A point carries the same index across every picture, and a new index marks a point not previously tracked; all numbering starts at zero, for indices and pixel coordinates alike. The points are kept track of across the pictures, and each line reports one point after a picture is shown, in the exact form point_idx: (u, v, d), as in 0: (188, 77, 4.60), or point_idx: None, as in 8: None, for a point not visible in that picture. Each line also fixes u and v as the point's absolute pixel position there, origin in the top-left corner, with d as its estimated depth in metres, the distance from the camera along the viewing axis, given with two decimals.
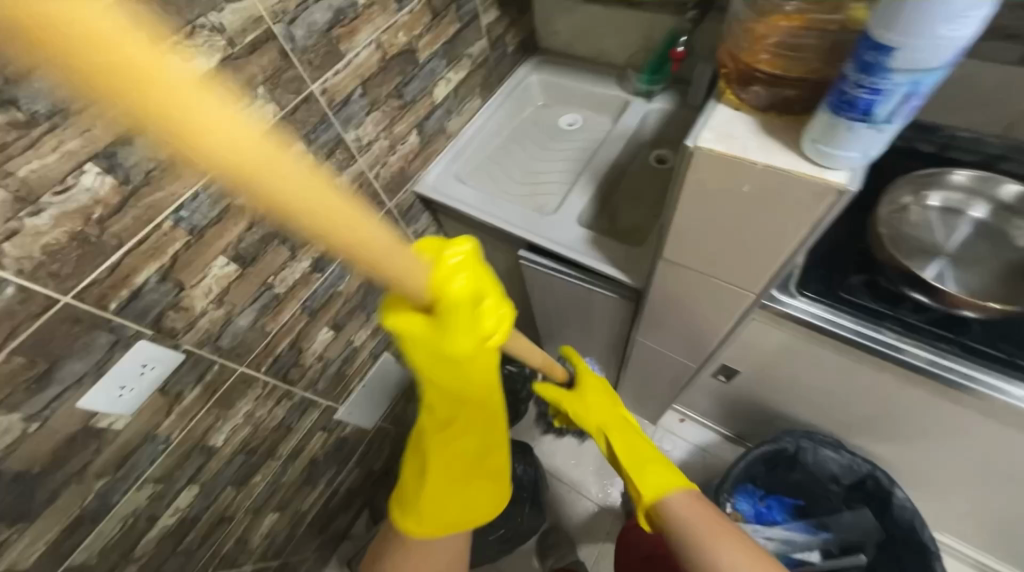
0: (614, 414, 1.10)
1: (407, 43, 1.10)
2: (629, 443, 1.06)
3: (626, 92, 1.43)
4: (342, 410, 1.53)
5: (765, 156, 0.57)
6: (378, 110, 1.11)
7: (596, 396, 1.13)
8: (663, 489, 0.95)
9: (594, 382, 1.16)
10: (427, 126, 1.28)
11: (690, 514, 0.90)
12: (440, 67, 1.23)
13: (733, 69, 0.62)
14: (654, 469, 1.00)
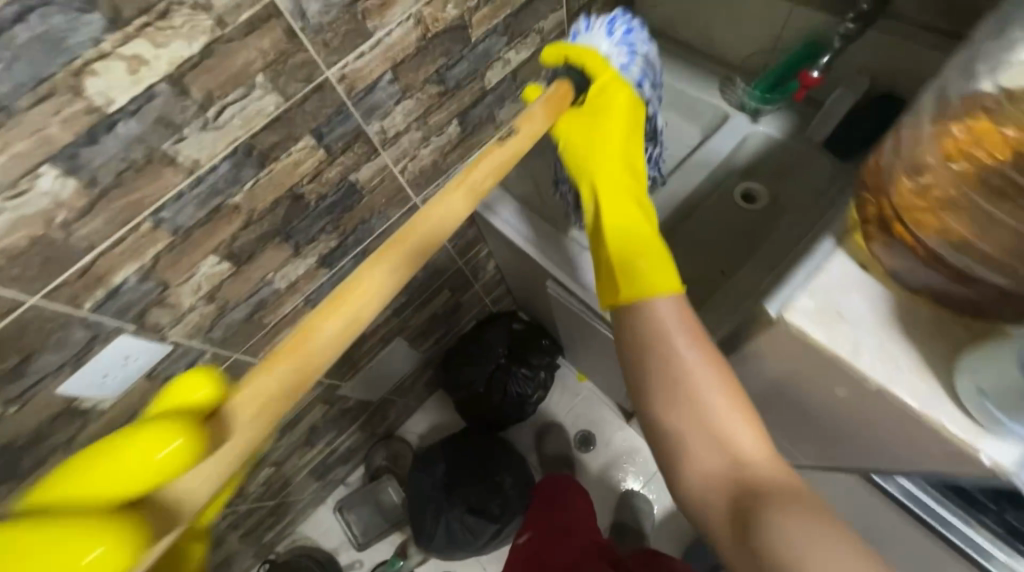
0: (618, 143, 0.88)
1: (458, 18, 0.88)
2: (622, 234, 0.84)
3: (728, 102, 1.12)
4: (347, 386, 1.53)
5: (875, 371, 0.57)
6: (412, 97, 0.93)
7: (615, 180, 0.89)
8: (638, 295, 0.77)
9: (603, 129, 0.87)
10: (472, 115, 1.09)
11: (668, 321, 0.74)
12: (499, 45, 1.00)
13: (883, 214, 0.58)
14: (644, 259, 0.80)
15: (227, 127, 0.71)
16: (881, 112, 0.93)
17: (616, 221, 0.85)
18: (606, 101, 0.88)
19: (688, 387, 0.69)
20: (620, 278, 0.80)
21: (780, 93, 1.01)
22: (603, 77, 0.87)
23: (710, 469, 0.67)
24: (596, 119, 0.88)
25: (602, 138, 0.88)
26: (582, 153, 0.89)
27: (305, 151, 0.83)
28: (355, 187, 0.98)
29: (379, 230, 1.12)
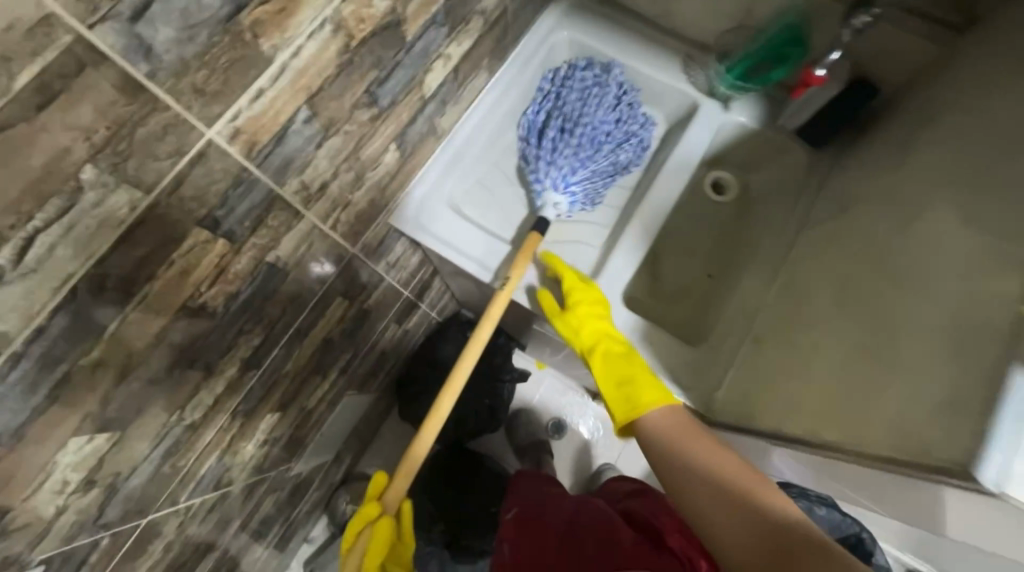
0: (594, 305, 0.84)
1: (389, 13, 0.61)
2: (615, 371, 0.81)
3: (696, 85, 1.00)
4: (298, 464, 1.26)
5: None
6: (336, 133, 0.65)
7: (593, 301, 0.84)
8: (635, 411, 0.76)
9: (578, 295, 0.84)
10: (411, 133, 0.83)
11: (674, 428, 0.73)
12: (439, 39, 0.74)
13: None
14: (634, 384, 0.79)
15: (47, 266, 0.41)
16: (860, 105, 0.88)
17: (606, 378, 0.81)
18: (586, 290, 0.86)
19: (694, 458, 0.68)
20: (619, 399, 0.79)
21: (759, 80, 0.93)
22: (574, 281, 0.87)
23: (716, 512, 0.63)
24: (578, 308, 0.83)
25: (580, 311, 0.83)
26: (572, 313, 0.83)
27: (196, 251, 0.54)
28: (276, 265, 0.69)
29: (312, 301, 0.85)
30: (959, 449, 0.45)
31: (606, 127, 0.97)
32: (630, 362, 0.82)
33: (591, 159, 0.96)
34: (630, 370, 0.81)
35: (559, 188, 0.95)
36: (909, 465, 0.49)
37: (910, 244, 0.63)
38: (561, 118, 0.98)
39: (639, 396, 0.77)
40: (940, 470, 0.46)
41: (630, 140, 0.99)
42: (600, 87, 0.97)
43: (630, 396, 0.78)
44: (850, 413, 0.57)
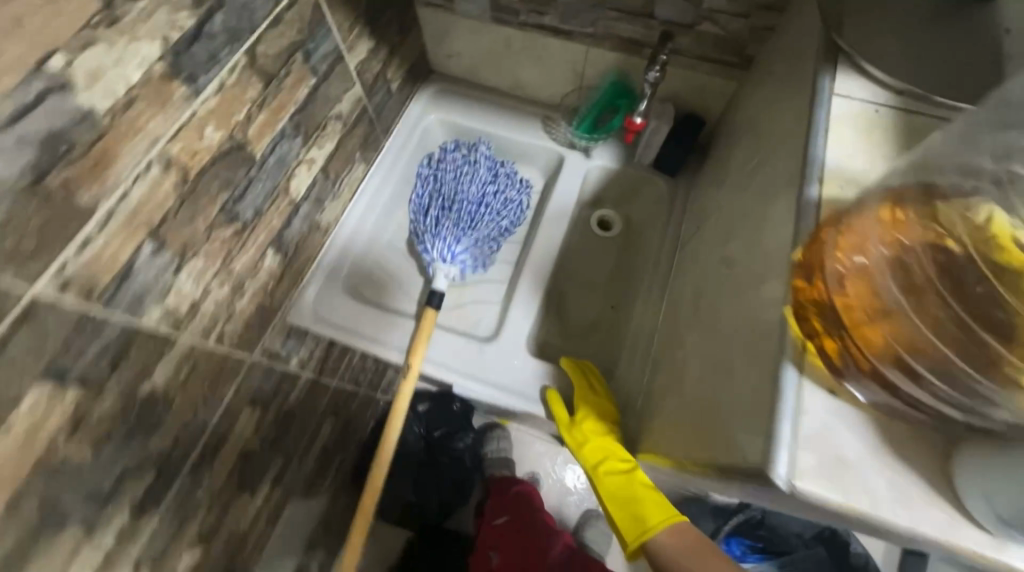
0: (603, 419, 0.88)
1: (228, 141, 0.66)
2: (622, 496, 0.81)
3: (558, 141, 1.10)
4: None
5: (921, 518, 0.36)
6: (196, 255, 0.67)
7: (600, 413, 0.88)
8: (642, 531, 0.76)
9: (587, 406, 0.88)
10: (289, 234, 0.86)
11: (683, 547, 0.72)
12: (295, 149, 0.80)
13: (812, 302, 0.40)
14: (640, 504, 0.79)
15: None
16: (692, 133, 0.99)
17: (609, 492, 0.82)
18: (595, 396, 0.90)
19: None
20: (624, 517, 0.79)
21: (603, 129, 1.03)
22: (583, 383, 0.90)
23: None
24: (589, 422, 0.86)
25: (587, 422, 0.86)
26: (581, 421, 0.86)
27: (42, 406, 0.52)
28: (156, 396, 0.67)
29: (213, 419, 0.81)
30: (753, 452, 0.40)
31: (482, 198, 1.05)
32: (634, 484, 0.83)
33: (473, 229, 1.01)
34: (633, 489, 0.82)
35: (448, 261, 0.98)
36: (732, 473, 0.43)
37: (732, 238, 0.65)
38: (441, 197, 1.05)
39: (645, 516, 0.78)
40: (748, 475, 0.40)
41: (507, 203, 1.06)
42: (470, 169, 1.08)
43: (635, 513, 0.79)
44: (704, 429, 0.52)
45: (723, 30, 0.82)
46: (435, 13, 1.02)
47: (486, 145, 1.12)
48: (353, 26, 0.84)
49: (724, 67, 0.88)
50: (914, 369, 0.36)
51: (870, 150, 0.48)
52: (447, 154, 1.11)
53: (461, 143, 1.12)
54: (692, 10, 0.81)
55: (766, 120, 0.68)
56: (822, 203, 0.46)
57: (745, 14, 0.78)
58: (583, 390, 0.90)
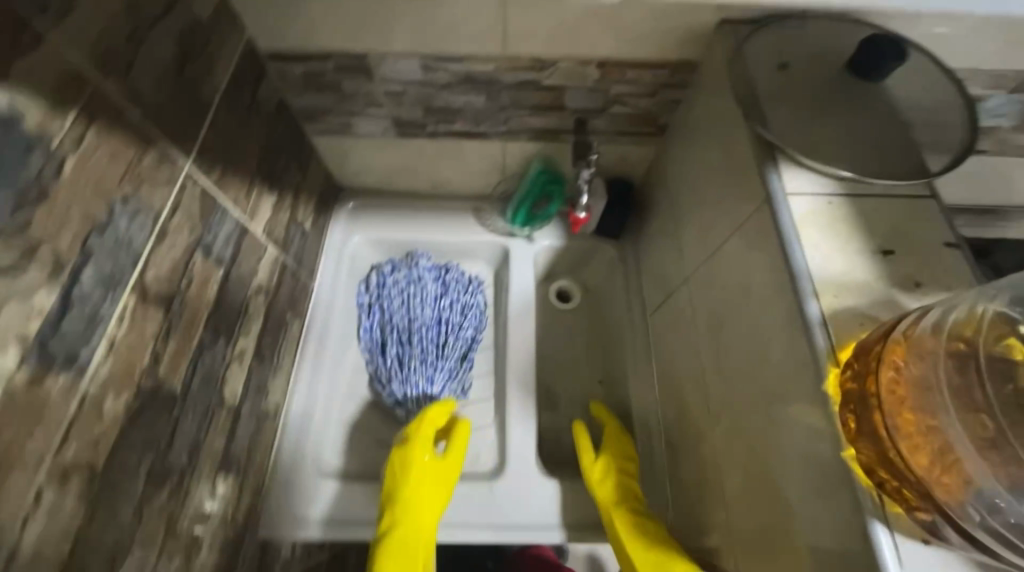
0: (627, 462, 0.85)
1: (137, 396, 0.52)
2: (644, 536, 0.75)
3: (497, 232, 1.06)
4: None
5: None
6: (130, 548, 0.52)
7: (625, 451, 0.86)
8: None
9: (609, 445, 0.86)
10: (237, 443, 0.72)
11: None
12: (220, 353, 0.67)
13: (873, 455, 0.39)
14: (662, 546, 0.73)
15: None
16: (626, 197, 1.00)
17: (630, 531, 0.75)
18: (620, 436, 0.89)
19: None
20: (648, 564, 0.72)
21: (542, 216, 1.00)
22: (614, 426, 0.90)
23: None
24: (611, 459, 0.84)
25: (609, 452, 0.85)
26: (604, 454, 0.85)
27: None
28: None
29: None
30: None
31: (440, 319, 0.98)
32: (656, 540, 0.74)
33: (441, 355, 0.93)
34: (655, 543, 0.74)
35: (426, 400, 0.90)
36: None
37: (721, 327, 0.64)
38: (396, 331, 0.97)
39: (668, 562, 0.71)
40: None
41: (467, 313, 1.00)
42: (416, 289, 1.00)
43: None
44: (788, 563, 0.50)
45: (633, 108, 0.83)
46: (332, 139, 0.94)
47: (425, 257, 1.05)
48: (251, 191, 0.73)
49: (641, 138, 0.90)
50: (998, 529, 0.34)
51: (851, 248, 0.49)
52: (387, 277, 1.02)
53: (398, 262, 1.04)
54: (600, 96, 0.81)
55: (712, 202, 0.69)
56: (827, 319, 0.45)
57: (652, 93, 0.80)
58: (612, 430, 0.90)
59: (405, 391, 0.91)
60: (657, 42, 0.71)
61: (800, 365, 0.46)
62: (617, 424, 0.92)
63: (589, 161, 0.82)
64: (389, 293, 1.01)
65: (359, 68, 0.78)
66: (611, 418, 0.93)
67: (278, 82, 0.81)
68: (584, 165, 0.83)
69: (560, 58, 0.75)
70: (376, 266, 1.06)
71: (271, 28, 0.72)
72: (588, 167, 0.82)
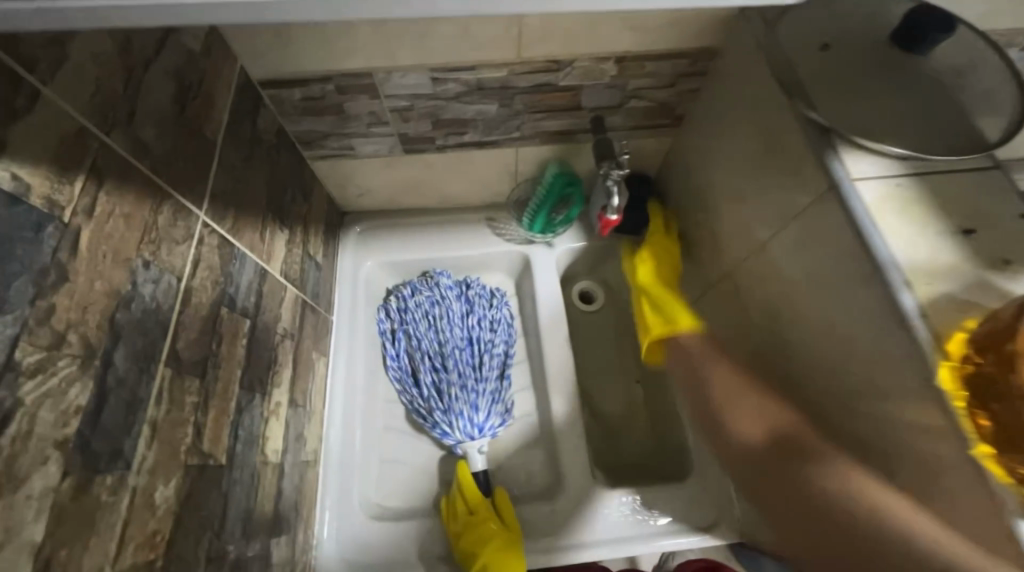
0: (674, 266, 0.91)
1: (185, 478, 0.47)
2: (665, 305, 0.83)
3: (515, 241, 1.02)
4: None
5: None
6: None
7: (669, 256, 0.91)
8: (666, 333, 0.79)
9: (664, 249, 0.92)
10: (284, 500, 0.68)
11: (689, 368, 0.74)
12: (257, 410, 0.62)
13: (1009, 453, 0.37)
14: (670, 308, 0.82)
15: None
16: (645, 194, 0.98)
17: (654, 316, 0.83)
18: (668, 253, 0.92)
19: (721, 381, 0.67)
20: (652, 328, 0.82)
21: (562, 221, 0.99)
22: (662, 239, 0.93)
23: (730, 427, 0.64)
24: (661, 271, 0.89)
25: (647, 267, 0.90)
26: (645, 264, 0.90)
27: None
28: None
29: None
30: None
31: (471, 338, 0.94)
32: (667, 298, 0.84)
33: (479, 377, 0.90)
34: (660, 303, 0.84)
35: (471, 426, 0.86)
36: None
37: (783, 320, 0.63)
38: (427, 357, 0.92)
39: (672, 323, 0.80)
40: None
41: (497, 329, 0.96)
42: (441, 310, 0.96)
43: (666, 317, 0.82)
44: None
45: (651, 101, 0.80)
46: (334, 162, 0.88)
47: (446, 275, 1.01)
48: (265, 231, 0.68)
49: (658, 129, 0.87)
50: None
51: (928, 231, 0.47)
52: (407, 300, 0.97)
53: (417, 283, 1.00)
54: (617, 92, 0.78)
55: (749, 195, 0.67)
56: (925, 309, 0.44)
57: (671, 83, 0.77)
58: (654, 242, 0.93)
59: (449, 420, 0.86)
60: (679, 30, 0.68)
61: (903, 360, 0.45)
62: (665, 239, 0.94)
63: (619, 161, 0.79)
64: (413, 317, 0.96)
65: (363, 87, 0.73)
66: (661, 235, 0.94)
67: (275, 110, 0.74)
68: (611, 165, 0.79)
69: (577, 57, 0.70)
70: (392, 291, 1.02)
71: (265, 52, 0.66)
72: (619, 167, 0.79)
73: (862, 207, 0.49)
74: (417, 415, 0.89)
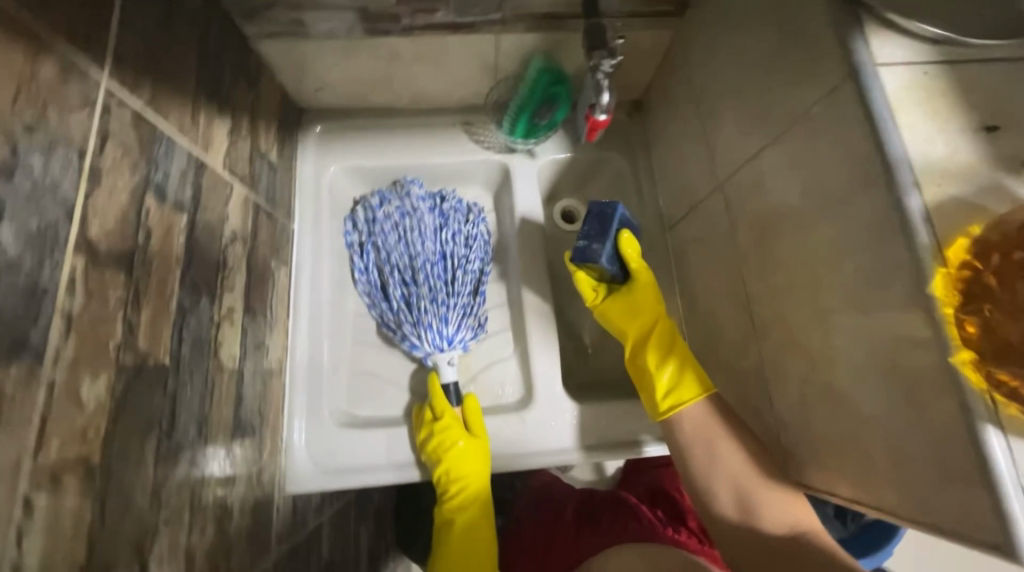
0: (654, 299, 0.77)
1: (120, 376, 0.44)
2: (657, 360, 0.73)
3: (493, 149, 0.94)
4: None
5: None
6: (156, 533, 0.48)
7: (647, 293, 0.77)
8: (674, 397, 0.69)
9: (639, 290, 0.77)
10: (247, 405, 0.67)
11: (701, 424, 0.68)
12: (206, 315, 0.58)
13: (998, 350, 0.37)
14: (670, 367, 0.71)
15: None
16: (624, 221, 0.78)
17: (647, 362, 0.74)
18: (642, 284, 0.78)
19: (733, 452, 0.64)
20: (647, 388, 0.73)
21: (546, 126, 0.90)
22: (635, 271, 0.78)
23: (743, 535, 0.61)
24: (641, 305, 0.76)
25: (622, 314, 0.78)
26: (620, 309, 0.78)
27: None
28: None
29: None
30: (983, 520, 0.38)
31: (443, 253, 0.89)
32: (677, 349, 0.73)
33: (452, 291, 0.87)
34: (666, 359, 0.72)
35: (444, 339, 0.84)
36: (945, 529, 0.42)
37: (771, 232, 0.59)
38: (396, 270, 0.88)
39: (677, 384, 0.70)
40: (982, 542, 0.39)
41: (472, 245, 0.91)
42: (412, 222, 0.90)
43: (674, 379, 0.71)
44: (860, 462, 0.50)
45: None
46: (285, 42, 0.76)
47: (417, 184, 0.93)
48: (198, 115, 0.59)
49: (657, 18, 0.76)
50: None
51: (951, 127, 0.43)
52: (376, 211, 0.91)
53: (386, 193, 0.92)
54: None
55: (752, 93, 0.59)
56: (929, 214, 0.41)
57: None
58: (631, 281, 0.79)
59: (418, 333, 0.84)
60: None
61: (897, 269, 0.43)
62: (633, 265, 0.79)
63: (612, 48, 0.69)
64: (382, 229, 0.90)
65: None
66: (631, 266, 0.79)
67: None
68: (603, 54, 0.69)
69: None
70: (358, 201, 0.94)
71: None
72: (611, 57, 0.69)
73: (879, 100, 0.44)
74: (386, 329, 0.87)
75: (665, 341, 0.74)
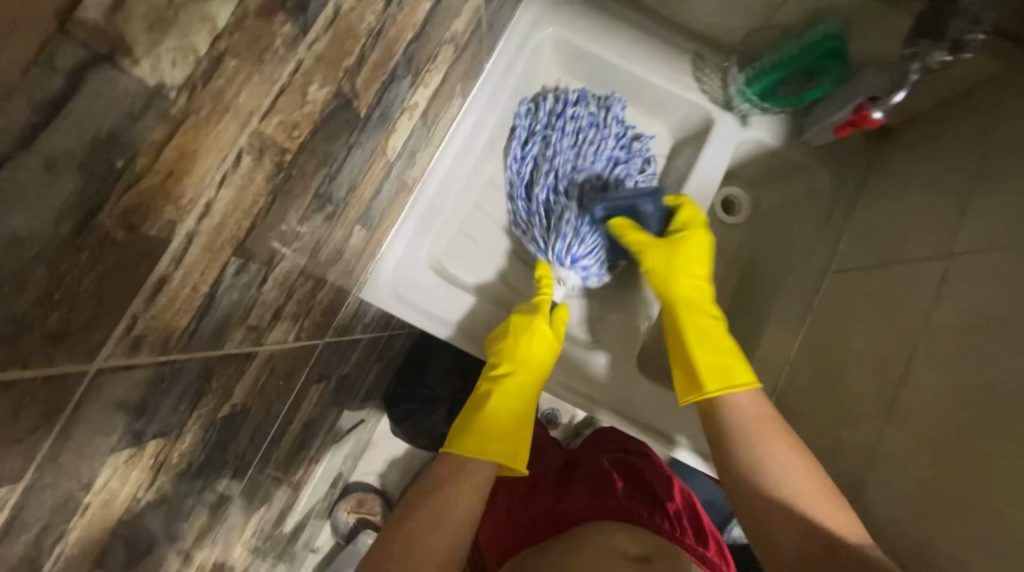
0: (694, 284, 0.79)
1: (335, 98, 0.43)
2: (709, 350, 0.74)
3: (709, 96, 0.84)
4: (301, 507, 1.20)
5: None
6: (284, 257, 0.50)
7: (683, 276, 0.79)
8: (728, 386, 0.70)
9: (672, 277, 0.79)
10: (380, 200, 0.67)
11: (755, 419, 0.67)
12: (402, 94, 0.56)
13: None
14: (726, 360, 0.72)
15: None
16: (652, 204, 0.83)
17: (699, 357, 0.73)
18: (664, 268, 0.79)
19: (782, 468, 0.63)
20: (696, 376, 0.73)
21: (787, 98, 0.79)
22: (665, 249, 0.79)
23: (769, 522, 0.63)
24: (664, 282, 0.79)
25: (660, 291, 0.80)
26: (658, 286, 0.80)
27: (127, 462, 0.41)
28: (238, 407, 0.57)
29: (284, 408, 0.73)
30: None
31: (603, 182, 0.87)
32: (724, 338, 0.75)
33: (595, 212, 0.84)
34: (710, 344, 0.75)
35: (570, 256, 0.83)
36: None
37: None
38: (555, 174, 0.85)
39: (734, 374, 0.71)
40: None
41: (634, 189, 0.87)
42: (597, 136, 0.87)
43: (726, 370, 0.71)
44: None
45: None
46: None
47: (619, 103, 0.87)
48: None
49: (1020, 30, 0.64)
50: None
51: None
52: (567, 107, 0.85)
53: (583, 95, 0.87)
54: None
55: None
56: None
57: None
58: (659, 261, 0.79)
59: (547, 239, 0.83)
60: None
61: None
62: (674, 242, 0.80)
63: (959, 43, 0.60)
64: (562, 127, 0.86)
65: None
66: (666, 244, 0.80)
67: None
68: (933, 46, 0.62)
69: None
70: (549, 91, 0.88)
71: None
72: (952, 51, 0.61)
73: None
74: (517, 223, 0.86)
75: (709, 325, 0.76)
